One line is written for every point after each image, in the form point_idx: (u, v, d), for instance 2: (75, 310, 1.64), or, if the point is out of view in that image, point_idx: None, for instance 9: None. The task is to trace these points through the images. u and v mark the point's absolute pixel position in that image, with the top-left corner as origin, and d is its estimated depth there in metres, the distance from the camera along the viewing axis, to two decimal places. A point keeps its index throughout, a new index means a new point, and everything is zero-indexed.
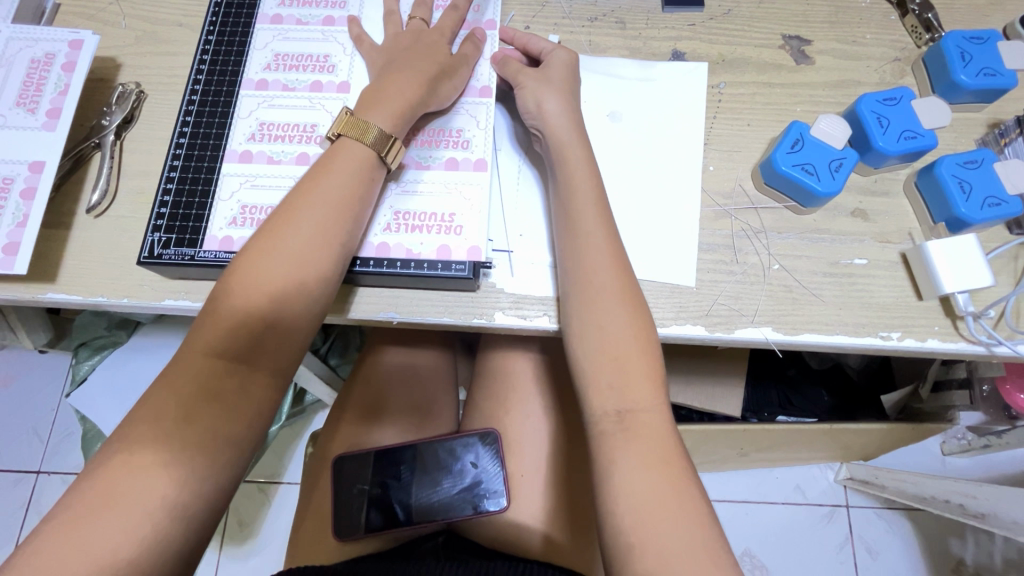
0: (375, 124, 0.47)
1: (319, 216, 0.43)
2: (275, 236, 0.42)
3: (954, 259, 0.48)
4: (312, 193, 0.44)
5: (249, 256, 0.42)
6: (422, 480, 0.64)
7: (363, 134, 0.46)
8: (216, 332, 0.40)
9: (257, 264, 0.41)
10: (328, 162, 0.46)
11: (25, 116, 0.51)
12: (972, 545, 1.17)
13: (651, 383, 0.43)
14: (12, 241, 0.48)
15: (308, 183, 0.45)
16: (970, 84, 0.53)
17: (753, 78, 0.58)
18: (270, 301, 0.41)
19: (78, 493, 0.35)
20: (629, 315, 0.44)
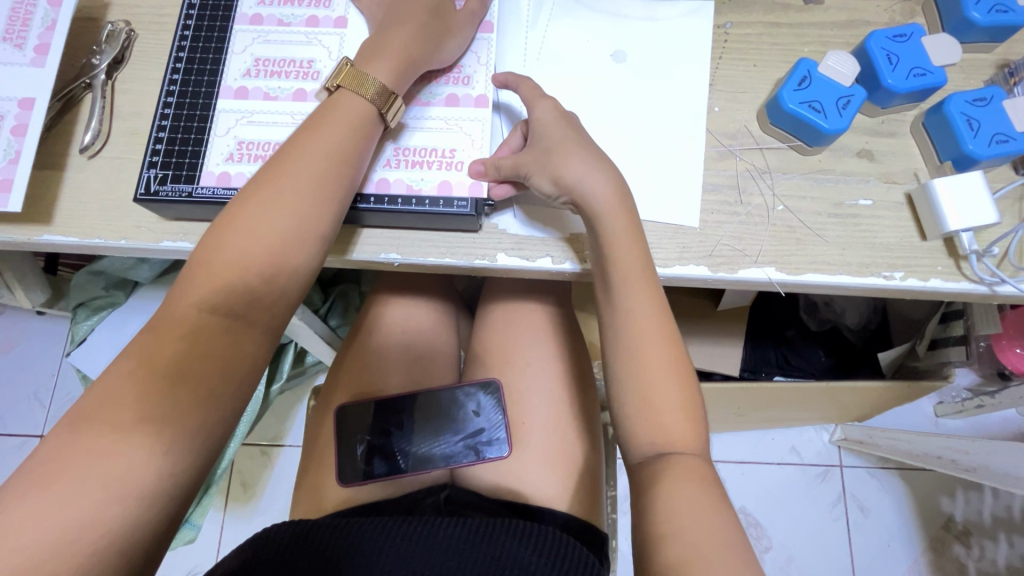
0: (374, 78, 0.46)
1: (312, 172, 0.43)
2: (268, 191, 0.42)
3: (961, 197, 0.48)
4: (308, 149, 0.43)
5: (242, 210, 0.42)
6: (423, 428, 0.66)
7: (362, 87, 0.46)
8: (208, 282, 0.40)
9: (248, 218, 0.41)
10: (324, 116, 0.45)
11: (12, 52, 0.50)
12: (963, 503, 1.20)
13: (665, 349, 0.45)
14: (6, 178, 0.47)
15: (302, 137, 0.44)
16: (981, 21, 0.52)
17: (761, 17, 0.56)
18: (263, 257, 0.41)
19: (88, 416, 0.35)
20: (643, 288, 0.45)
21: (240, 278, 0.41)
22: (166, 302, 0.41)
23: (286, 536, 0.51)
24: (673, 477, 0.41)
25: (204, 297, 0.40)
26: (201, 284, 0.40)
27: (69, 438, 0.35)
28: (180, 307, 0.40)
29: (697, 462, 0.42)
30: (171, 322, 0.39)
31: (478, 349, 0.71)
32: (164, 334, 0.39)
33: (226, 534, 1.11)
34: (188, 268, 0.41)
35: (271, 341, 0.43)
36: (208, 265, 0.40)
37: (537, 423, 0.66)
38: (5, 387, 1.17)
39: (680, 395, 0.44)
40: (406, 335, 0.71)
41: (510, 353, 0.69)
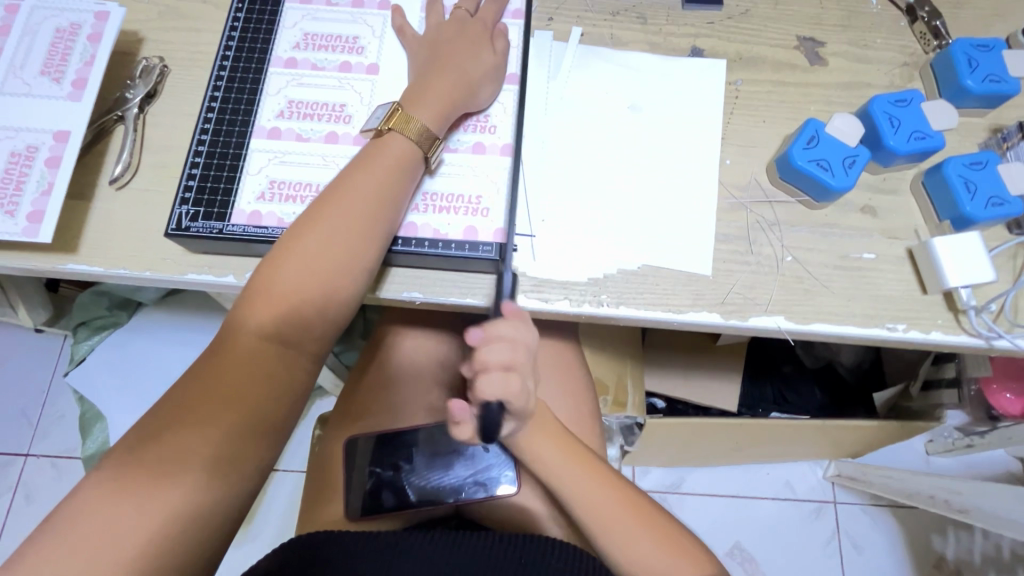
0: (420, 117, 0.49)
1: (362, 209, 0.45)
2: (321, 225, 0.44)
3: (960, 256, 0.51)
4: (361, 184, 0.46)
5: (297, 241, 0.44)
6: (433, 462, 0.65)
7: (407, 126, 0.48)
8: (264, 310, 0.42)
9: (301, 252, 0.43)
10: (371, 154, 0.47)
11: (50, 85, 0.51)
12: (953, 542, 1.21)
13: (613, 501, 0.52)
14: (38, 209, 0.48)
15: (351, 176, 0.46)
16: (976, 89, 0.56)
17: (770, 76, 0.59)
18: (318, 287, 0.43)
19: None
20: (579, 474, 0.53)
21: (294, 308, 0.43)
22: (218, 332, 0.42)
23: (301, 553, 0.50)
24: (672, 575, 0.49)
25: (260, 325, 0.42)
26: (258, 311, 0.42)
27: None
28: (222, 347, 0.42)
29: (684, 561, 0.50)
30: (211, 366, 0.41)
31: None
32: (199, 377, 0.41)
33: None
34: (246, 295, 0.43)
35: (298, 380, 0.44)
36: (265, 293, 0.43)
37: None
38: None
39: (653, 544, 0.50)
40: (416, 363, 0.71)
41: None
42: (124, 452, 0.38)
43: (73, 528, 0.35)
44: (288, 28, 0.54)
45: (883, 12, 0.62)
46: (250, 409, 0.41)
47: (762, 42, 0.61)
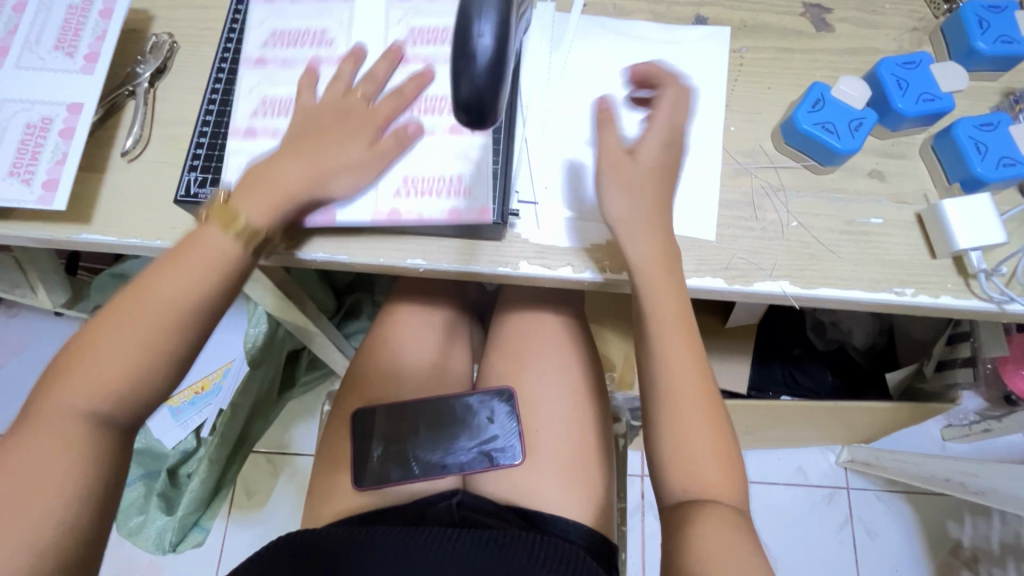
0: (243, 213, 0.44)
1: (188, 292, 0.41)
2: (90, 353, 0.40)
3: (971, 218, 0.50)
4: (173, 267, 0.42)
5: (110, 315, 0.41)
6: (437, 435, 0.67)
7: (230, 222, 0.44)
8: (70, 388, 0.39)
9: (121, 318, 0.40)
10: (184, 247, 0.43)
11: (63, 60, 0.52)
12: (970, 529, 1.19)
13: (694, 384, 0.45)
14: (52, 178, 0.49)
15: (162, 269, 0.42)
16: (987, 51, 0.55)
17: (775, 43, 0.59)
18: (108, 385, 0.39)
19: None
20: (680, 338, 0.46)
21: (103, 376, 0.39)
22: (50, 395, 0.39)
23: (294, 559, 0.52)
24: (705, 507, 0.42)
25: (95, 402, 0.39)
26: (72, 386, 0.39)
27: None
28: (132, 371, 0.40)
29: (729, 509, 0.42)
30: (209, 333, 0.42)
31: (492, 358, 0.72)
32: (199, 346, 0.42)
33: (230, 540, 1.11)
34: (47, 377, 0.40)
35: None
36: (72, 366, 0.39)
37: (551, 432, 0.66)
38: (16, 387, 1.18)
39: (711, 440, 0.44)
40: (418, 341, 0.72)
41: (525, 362, 0.70)
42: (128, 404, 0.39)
43: None
44: None
45: None
46: None
47: (767, 9, 0.60)
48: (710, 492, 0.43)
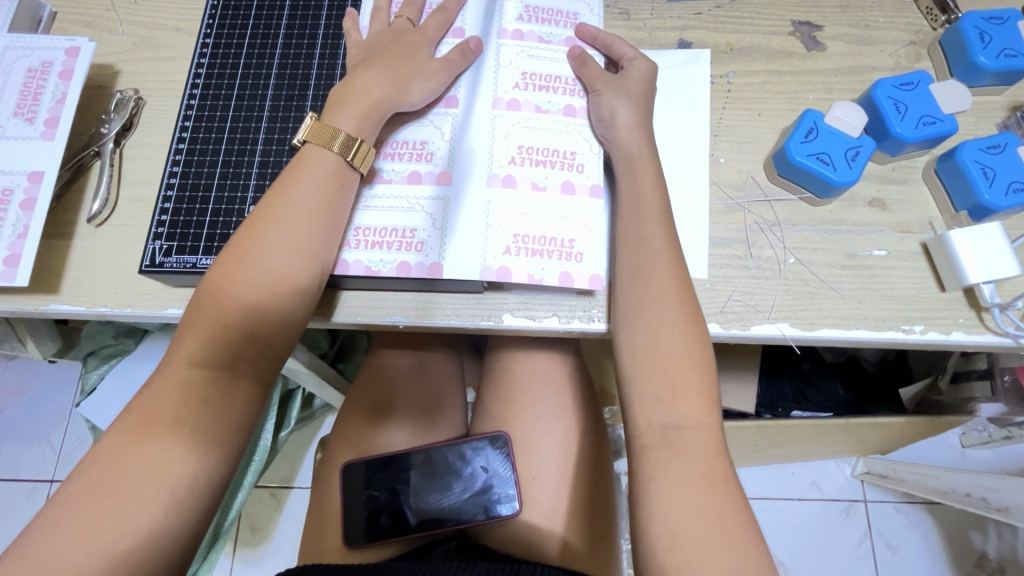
0: (340, 128, 0.46)
1: (304, 217, 0.43)
2: (223, 287, 0.41)
3: (979, 248, 0.47)
4: (276, 225, 0.43)
5: (221, 272, 0.42)
6: (429, 484, 0.63)
7: (330, 138, 0.46)
8: (194, 344, 0.41)
9: (233, 276, 0.42)
10: (299, 167, 0.45)
11: (24, 126, 0.51)
12: (995, 539, 1.15)
13: (673, 313, 0.45)
14: (14, 252, 0.47)
15: (269, 212, 0.43)
16: (990, 66, 0.51)
17: (764, 66, 0.56)
18: (246, 323, 0.41)
19: (96, 489, 0.36)
20: (671, 323, 0.44)
21: (214, 337, 0.41)
22: (173, 352, 0.41)
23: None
24: (678, 465, 0.41)
25: (194, 352, 0.40)
26: (190, 343, 0.41)
27: (65, 523, 0.35)
28: (163, 381, 0.40)
29: (707, 467, 0.41)
30: (170, 386, 0.40)
31: (488, 399, 0.70)
32: (169, 391, 0.40)
33: None
34: (176, 333, 0.42)
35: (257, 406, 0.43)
36: (197, 327, 0.41)
37: (549, 477, 0.64)
38: (15, 434, 1.17)
39: (694, 376, 0.43)
40: (408, 388, 0.71)
41: (521, 405, 0.67)
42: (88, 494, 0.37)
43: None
44: (255, 53, 0.53)
45: None
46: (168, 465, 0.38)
47: (754, 30, 0.57)
48: (686, 430, 0.42)
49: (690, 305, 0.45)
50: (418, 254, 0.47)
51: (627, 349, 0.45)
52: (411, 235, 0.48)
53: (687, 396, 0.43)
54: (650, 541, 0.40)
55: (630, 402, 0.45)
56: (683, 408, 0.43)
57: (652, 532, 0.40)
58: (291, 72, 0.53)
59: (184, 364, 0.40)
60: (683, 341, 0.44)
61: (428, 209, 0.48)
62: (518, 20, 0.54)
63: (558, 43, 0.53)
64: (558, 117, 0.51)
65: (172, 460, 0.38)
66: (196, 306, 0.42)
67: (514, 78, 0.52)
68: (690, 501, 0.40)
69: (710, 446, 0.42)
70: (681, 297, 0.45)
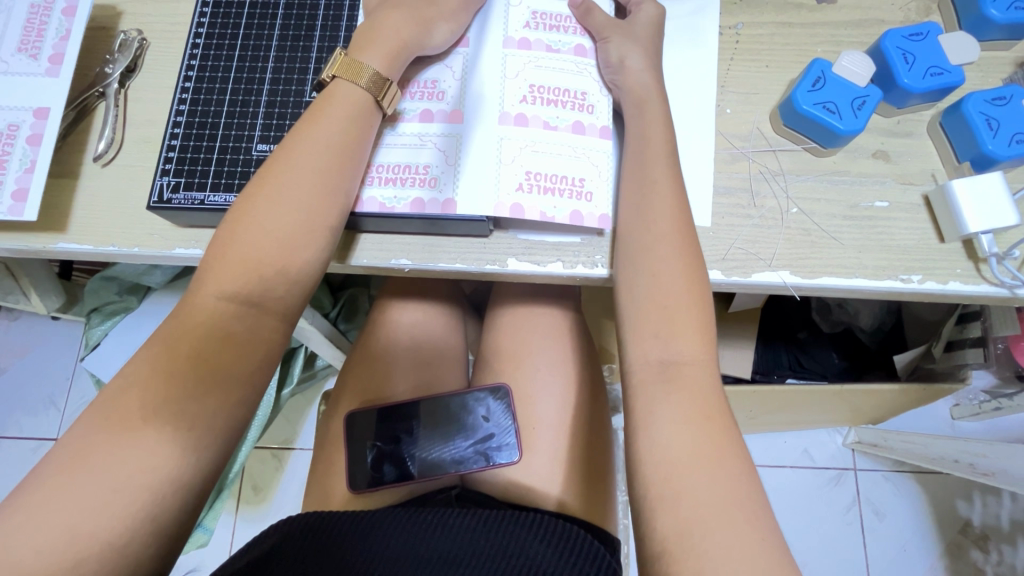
0: (368, 65, 0.46)
1: (323, 154, 0.43)
2: (244, 222, 0.42)
3: (980, 197, 0.47)
4: (294, 160, 0.43)
5: (248, 205, 0.42)
6: (431, 433, 0.64)
7: (357, 75, 0.45)
8: (219, 277, 0.41)
9: (259, 207, 0.42)
10: (319, 106, 0.45)
11: (28, 62, 0.50)
12: (979, 506, 1.18)
13: (674, 247, 0.45)
14: (22, 187, 0.48)
15: (290, 149, 0.43)
16: (999, 19, 0.51)
17: (773, 18, 0.56)
18: (270, 259, 0.41)
19: (112, 411, 0.37)
20: (672, 261, 0.45)
21: (246, 269, 0.41)
22: (194, 283, 0.41)
23: (291, 534, 0.51)
24: (674, 398, 0.42)
25: (219, 287, 0.41)
26: (218, 275, 0.41)
27: (81, 441, 0.36)
28: (183, 312, 0.41)
29: (703, 400, 0.42)
30: (187, 315, 0.40)
31: (490, 350, 0.71)
32: (186, 321, 0.40)
33: (237, 538, 1.11)
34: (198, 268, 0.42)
35: None
36: (222, 258, 0.41)
37: (549, 426, 0.66)
38: (21, 392, 1.18)
39: (694, 313, 0.44)
40: (413, 339, 0.72)
41: (524, 356, 0.69)
42: (97, 417, 0.37)
43: (48, 500, 0.34)
44: None
45: None
46: (177, 391, 0.38)
47: None
48: (684, 364, 0.43)
49: (690, 239, 0.46)
50: (432, 190, 0.48)
51: (628, 286, 0.46)
52: (423, 172, 0.48)
53: (691, 336, 0.44)
54: (648, 471, 0.41)
55: (628, 338, 0.46)
56: (680, 341, 0.44)
57: (648, 461, 0.41)
58: (297, 11, 0.52)
59: (195, 298, 0.41)
60: (684, 279, 0.44)
61: (438, 145, 0.49)
62: None
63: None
64: (569, 57, 0.51)
65: (183, 385, 0.38)
66: (218, 241, 0.42)
67: (523, 17, 0.51)
68: (687, 433, 0.41)
69: (707, 380, 0.43)
70: (681, 235, 0.46)
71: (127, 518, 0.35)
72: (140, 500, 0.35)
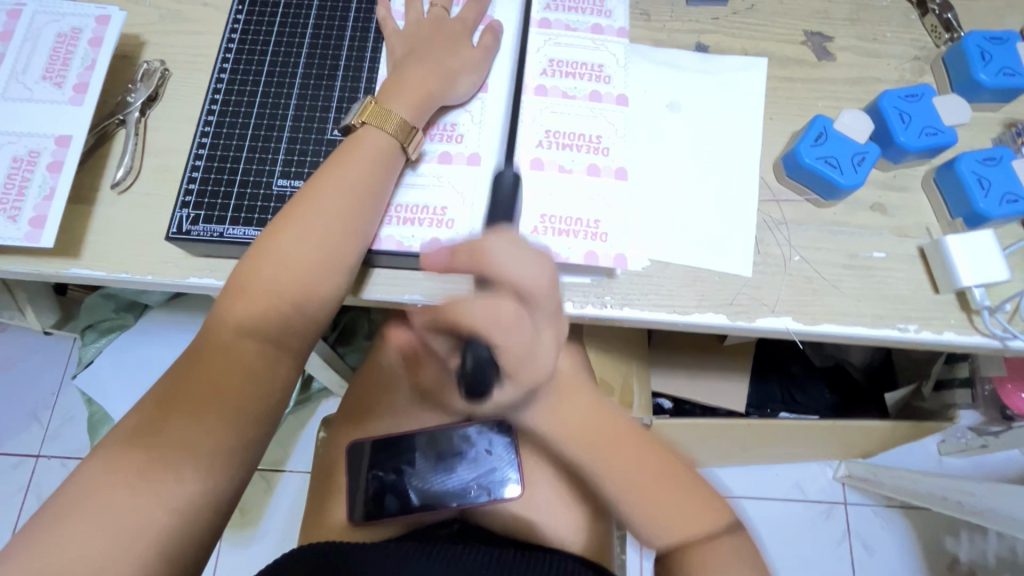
0: (396, 112, 0.48)
1: (350, 196, 0.45)
2: (269, 258, 0.42)
3: (974, 253, 0.49)
4: (322, 200, 0.44)
5: (272, 241, 0.43)
6: (433, 464, 0.64)
7: (385, 122, 0.48)
8: (240, 313, 0.41)
9: (285, 245, 0.43)
10: (347, 149, 0.47)
11: (52, 90, 0.51)
12: (966, 543, 1.19)
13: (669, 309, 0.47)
14: (40, 214, 0.48)
15: (318, 188, 0.45)
16: (989, 83, 0.54)
17: (777, 72, 0.58)
18: (293, 295, 0.42)
19: (127, 447, 0.37)
20: None
21: (265, 303, 0.42)
22: (212, 316, 0.42)
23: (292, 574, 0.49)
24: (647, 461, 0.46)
25: (241, 322, 0.41)
26: (240, 310, 0.41)
27: (95, 477, 0.36)
28: (200, 347, 0.41)
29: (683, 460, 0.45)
30: (205, 351, 0.41)
31: None
32: (204, 357, 0.40)
33: (222, 562, 1.09)
34: (218, 302, 0.42)
35: None
36: (244, 292, 0.42)
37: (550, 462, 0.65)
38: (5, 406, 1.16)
39: None
40: None
41: None
42: (110, 453, 0.37)
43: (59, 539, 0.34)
44: (287, 30, 0.55)
45: (892, 5, 0.61)
46: (193, 428, 0.38)
47: (768, 38, 0.59)
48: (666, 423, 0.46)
49: None
50: (448, 230, 0.49)
51: None
52: (440, 212, 0.49)
53: None
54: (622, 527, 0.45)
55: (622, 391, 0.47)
56: None
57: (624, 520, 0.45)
58: (321, 51, 0.54)
59: (213, 333, 0.41)
60: None
61: (455, 186, 0.50)
62: (545, 10, 0.56)
63: (584, 31, 0.56)
64: (585, 103, 0.54)
65: (199, 421, 0.39)
66: (239, 275, 0.42)
67: (541, 65, 0.54)
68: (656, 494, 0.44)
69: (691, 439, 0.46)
70: None
71: (137, 558, 0.35)
72: (153, 540, 0.35)
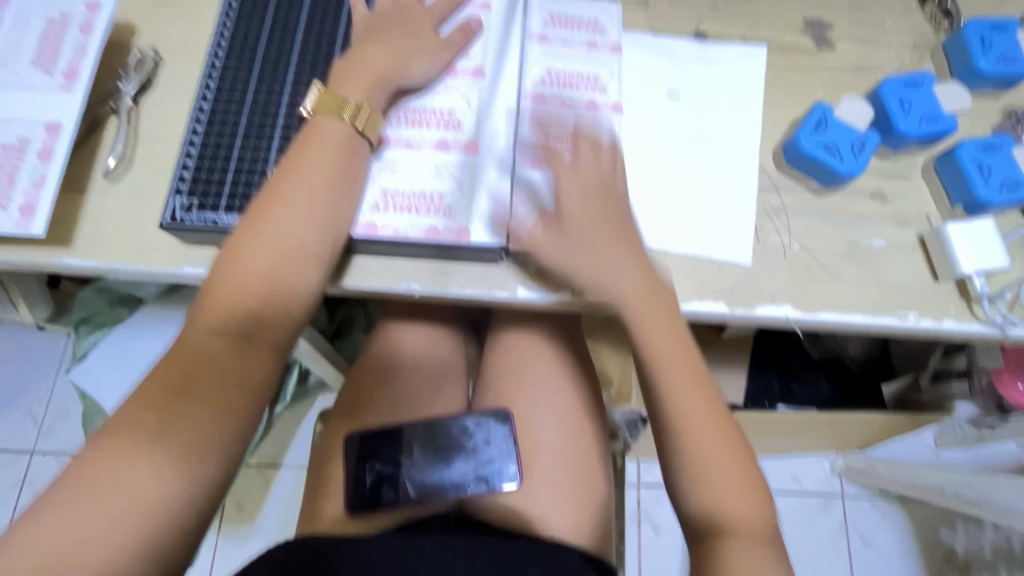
0: (348, 99, 0.48)
1: (308, 188, 0.45)
2: (236, 261, 0.44)
3: (972, 241, 0.50)
4: (280, 197, 0.45)
5: (238, 243, 0.44)
6: (430, 455, 0.64)
7: (339, 110, 0.48)
8: (214, 315, 0.43)
9: (249, 244, 0.44)
10: (303, 142, 0.47)
11: (42, 77, 0.50)
12: (963, 535, 1.19)
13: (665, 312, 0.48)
14: (30, 203, 0.47)
15: (277, 186, 0.46)
16: (989, 70, 0.55)
17: (776, 60, 0.58)
18: (263, 293, 0.44)
19: None
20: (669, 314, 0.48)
21: (236, 305, 0.43)
22: (191, 318, 0.44)
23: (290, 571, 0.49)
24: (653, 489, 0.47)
25: (214, 322, 0.43)
26: (211, 311, 0.43)
27: None
28: None
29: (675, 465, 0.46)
30: None
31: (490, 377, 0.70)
32: None
33: (219, 558, 1.08)
34: (194, 306, 0.44)
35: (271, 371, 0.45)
36: (215, 294, 0.44)
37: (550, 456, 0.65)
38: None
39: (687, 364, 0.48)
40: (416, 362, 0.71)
41: (523, 380, 0.68)
42: None
43: None
44: (279, 23, 0.54)
45: None
46: None
47: (768, 25, 0.59)
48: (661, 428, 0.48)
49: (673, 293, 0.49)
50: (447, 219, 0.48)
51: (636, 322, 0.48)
52: (438, 200, 0.49)
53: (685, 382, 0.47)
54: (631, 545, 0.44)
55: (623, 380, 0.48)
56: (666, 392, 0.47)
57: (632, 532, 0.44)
58: (314, 46, 0.53)
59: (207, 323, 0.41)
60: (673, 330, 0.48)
61: (453, 175, 0.49)
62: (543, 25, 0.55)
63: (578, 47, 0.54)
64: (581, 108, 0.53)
65: None
66: (212, 279, 0.44)
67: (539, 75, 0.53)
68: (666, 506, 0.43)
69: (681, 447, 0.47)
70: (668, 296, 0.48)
71: None
72: None
